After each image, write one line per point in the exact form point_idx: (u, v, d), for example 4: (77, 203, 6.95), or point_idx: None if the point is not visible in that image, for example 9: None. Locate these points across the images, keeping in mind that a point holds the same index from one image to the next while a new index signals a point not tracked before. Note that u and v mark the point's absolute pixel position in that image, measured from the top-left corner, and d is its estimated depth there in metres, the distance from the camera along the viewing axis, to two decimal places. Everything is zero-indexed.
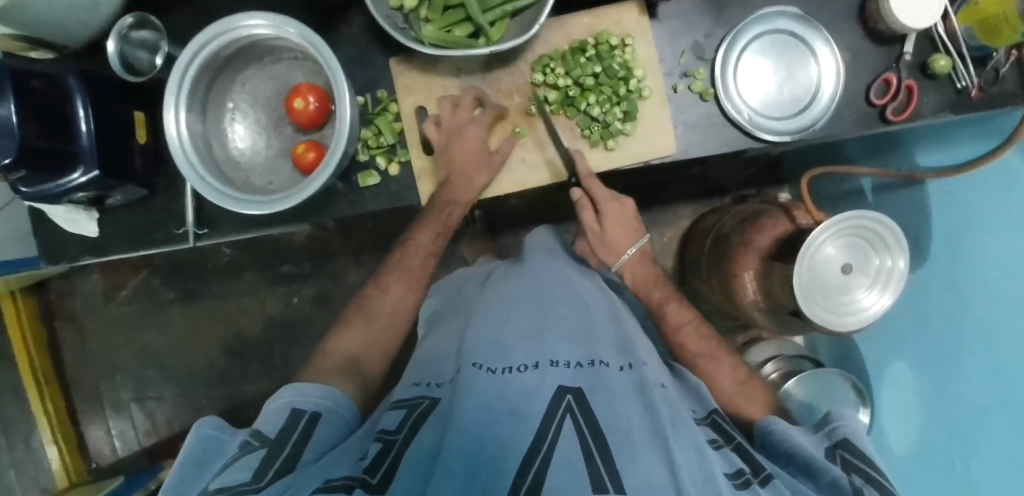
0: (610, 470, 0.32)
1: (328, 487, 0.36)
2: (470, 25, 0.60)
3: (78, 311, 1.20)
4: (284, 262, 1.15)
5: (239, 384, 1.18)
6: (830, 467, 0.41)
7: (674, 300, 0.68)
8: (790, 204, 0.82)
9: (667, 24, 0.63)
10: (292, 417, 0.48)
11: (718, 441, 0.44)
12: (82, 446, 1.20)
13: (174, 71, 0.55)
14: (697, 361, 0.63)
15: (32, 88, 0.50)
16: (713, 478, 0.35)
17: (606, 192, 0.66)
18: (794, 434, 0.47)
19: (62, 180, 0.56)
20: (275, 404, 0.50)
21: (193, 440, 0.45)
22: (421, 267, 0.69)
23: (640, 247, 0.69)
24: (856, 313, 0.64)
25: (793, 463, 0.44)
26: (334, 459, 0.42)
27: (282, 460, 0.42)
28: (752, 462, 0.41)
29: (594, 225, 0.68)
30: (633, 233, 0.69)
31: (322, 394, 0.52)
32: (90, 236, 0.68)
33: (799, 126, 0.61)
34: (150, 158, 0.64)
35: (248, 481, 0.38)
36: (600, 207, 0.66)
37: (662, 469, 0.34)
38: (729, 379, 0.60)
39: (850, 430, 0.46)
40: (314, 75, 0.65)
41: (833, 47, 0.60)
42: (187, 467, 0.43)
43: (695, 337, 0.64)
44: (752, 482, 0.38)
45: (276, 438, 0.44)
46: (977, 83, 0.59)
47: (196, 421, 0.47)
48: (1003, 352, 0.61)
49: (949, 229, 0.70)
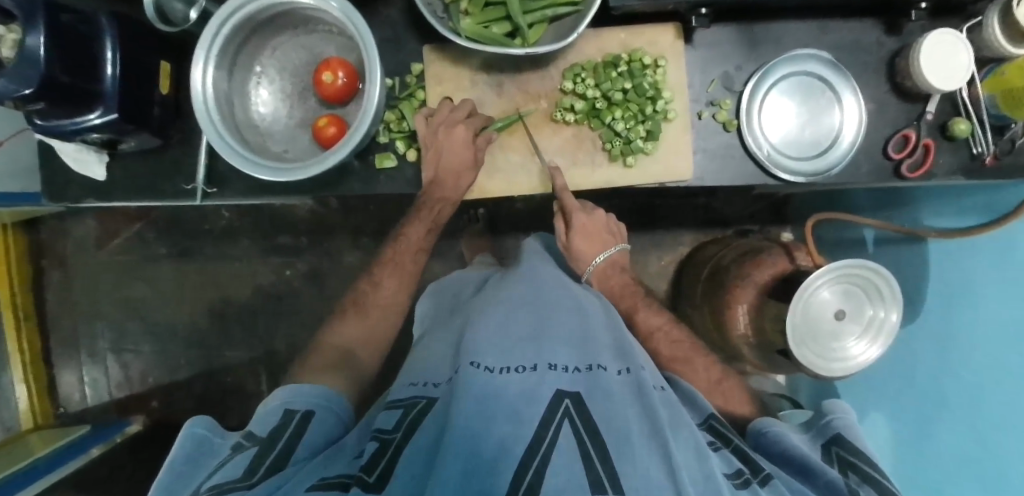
0: (604, 464, 0.35)
1: (325, 484, 0.38)
2: (509, 24, 0.60)
3: (67, 253, 1.18)
4: (281, 233, 1.14)
5: (219, 349, 1.17)
6: (827, 469, 0.46)
7: (646, 307, 0.69)
8: (791, 244, 0.84)
9: (702, 50, 0.64)
10: (284, 416, 0.50)
11: (717, 443, 0.48)
12: (51, 389, 1.18)
13: (206, 29, 0.55)
14: (671, 366, 0.64)
15: (64, 23, 0.49)
16: (714, 478, 0.38)
17: (578, 203, 0.66)
18: (789, 434, 0.51)
19: (79, 118, 0.55)
20: (267, 406, 0.52)
21: (183, 439, 0.47)
22: (418, 259, 0.70)
23: (610, 255, 0.70)
24: (842, 361, 0.64)
25: (790, 464, 0.48)
26: (327, 459, 0.43)
27: (273, 456, 0.44)
28: (751, 463, 0.45)
29: (564, 237, 0.69)
30: (601, 243, 0.69)
31: (313, 392, 0.53)
32: (97, 179, 0.67)
33: (816, 168, 0.62)
34: (169, 110, 0.64)
35: (240, 477, 0.40)
36: (571, 219, 0.67)
37: (662, 470, 0.36)
38: (705, 377, 0.63)
39: (841, 423, 0.52)
40: (345, 50, 0.65)
41: (859, 96, 0.61)
42: (176, 466, 0.44)
43: (668, 343, 0.66)
44: (752, 482, 0.42)
45: (268, 437, 0.46)
46: (992, 151, 0.61)
47: (186, 421, 0.48)
48: (985, 413, 0.61)
49: (944, 288, 0.70)
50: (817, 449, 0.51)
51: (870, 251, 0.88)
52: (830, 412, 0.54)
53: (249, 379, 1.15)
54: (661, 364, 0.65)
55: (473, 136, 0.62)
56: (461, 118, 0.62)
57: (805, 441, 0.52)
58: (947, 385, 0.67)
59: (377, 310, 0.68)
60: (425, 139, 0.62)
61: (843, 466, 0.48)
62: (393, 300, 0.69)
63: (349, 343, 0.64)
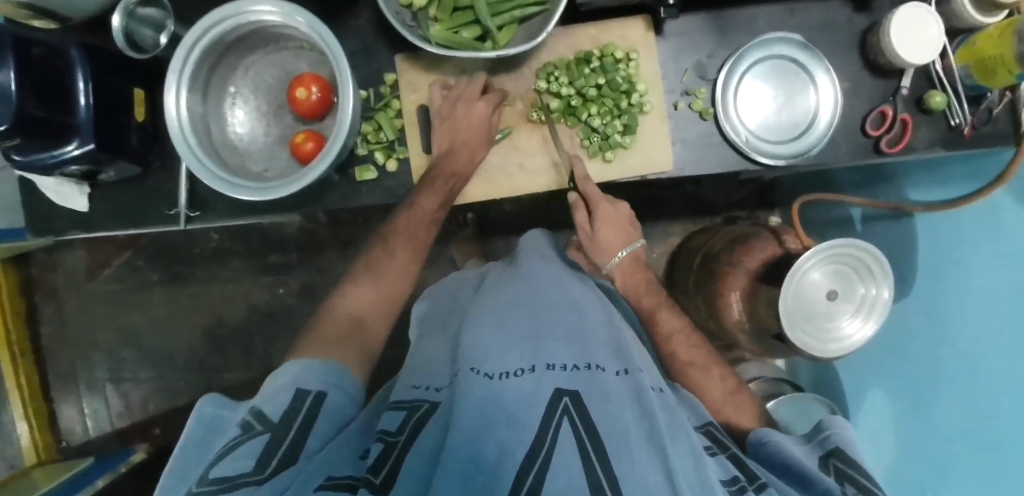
0: (604, 467, 0.35)
1: (332, 485, 0.38)
2: (478, 28, 0.60)
3: (59, 286, 1.18)
4: (271, 252, 1.14)
5: (218, 372, 1.17)
6: (824, 478, 0.45)
7: (666, 308, 0.68)
8: (780, 228, 0.83)
9: (673, 41, 0.64)
10: (295, 398, 0.48)
11: (713, 448, 0.47)
12: (52, 423, 1.18)
13: (177, 52, 0.55)
14: (688, 371, 0.64)
15: (32, 57, 0.49)
16: (709, 483, 0.38)
17: (602, 192, 0.64)
18: (789, 445, 0.51)
19: (59, 150, 0.55)
20: (278, 383, 0.50)
21: (195, 419, 0.48)
22: None
23: (633, 250, 0.69)
24: (836, 341, 0.64)
25: (788, 473, 0.48)
26: (336, 451, 0.43)
27: (285, 447, 0.43)
28: (747, 471, 0.45)
29: (587, 227, 0.67)
30: (625, 236, 0.68)
31: (327, 374, 0.52)
32: (80, 210, 0.67)
33: (794, 151, 0.62)
34: (147, 137, 0.64)
35: (252, 471, 0.39)
36: (595, 209, 0.64)
37: (659, 475, 0.36)
38: (719, 390, 0.62)
39: (840, 439, 0.51)
40: (318, 65, 0.65)
41: (832, 76, 0.61)
42: (189, 450, 0.45)
43: (685, 348, 0.65)
44: (747, 490, 0.42)
45: (278, 422, 0.45)
46: (970, 121, 0.61)
47: (197, 401, 0.49)
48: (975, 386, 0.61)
49: (934, 262, 0.69)
50: (813, 460, 0.50)
51: (859, 229, 0.88)
52: (827, 427, 0.53)
53: (250, 400, 1.15)
54: (676, 373, 0.64)
55: (488, 114, 0.62)
56: (477, 94, 0.62)
57: (803, 450, 0.52)
58: (948, 373, 0.65)
59: None
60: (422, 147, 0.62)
61: (839, 478, 0.48)
62: (405, 270, 0.67)
63: None
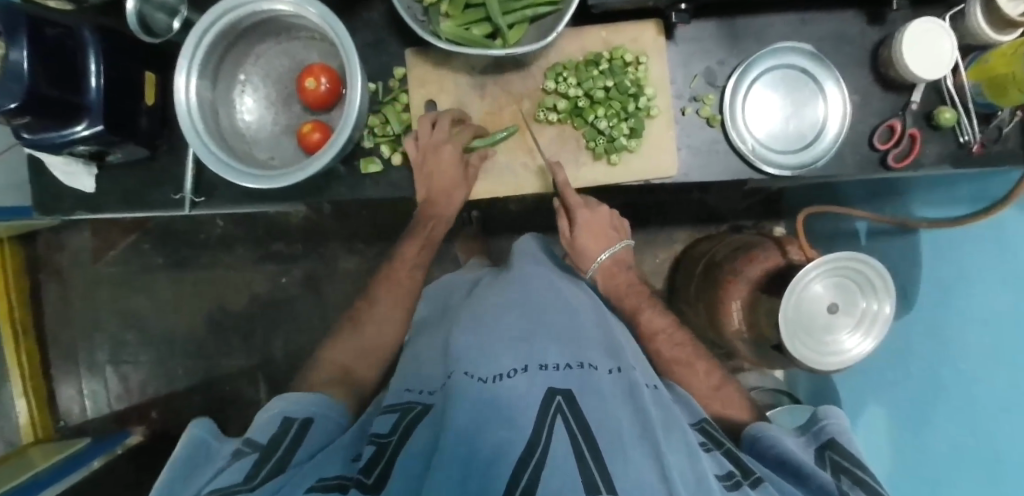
0: (600, 468, 0.34)
1: (324, 485, 0.38)
2: (489, 26, 0.60)
3: (64, 266, 1.19)
4: (275, 241, 1.15)
5: (217, 358, 1.17)
6: (819, 473, 0.45)
7: (649, 307, 0.68)
8: (784, 238, 0.82)
9: (683, 47, 0.64)
10: (283, 423, 0.49)
11: (708, 444, 0.47)
12: (51, 402, 1.19)
13: (189, 37, 0.55)
14: (672, 368, 0.64)
15: (46, 37, 0.50)
16: (704, 479, 0.38)
17: (581, 199, 0.65)
18: (783, 438, 0.51)
19: (67, 130, 0.56)
20: (267, 413, 0.51)
21: (186, 441, 0.47)
22: (414, 272, 0.71)
23: (615, 252, 0.68)
24: (834, 354, 0.64)
25: (783, 468, 0.47)
26: (324, 460, 0.42)
27: (272, 463, 0.42)
28: (742, 466, 0.45)
29: (568, 234, 0.68)
30: (607, 239, 0.68)
31: (315, 402, 0.53)
32: (87, 191, 0.67)
33: (800, 162, 0.62)
34: (156, 120, 0.65)
35: (241, 482, 0.39)
36: (574, 216, 0.66)
37: (652, 470, 0.36)
38: (705, 383, 0.62)
39: (835, 428, 0.52)
40: (328, 56, 0.65)
41: (842, 87, 0.61)
42: (177, 468, 0.43)
43: (669, 346, 0.65)
44: (744, 484, 0.41)
45: (268, 442, 0.45)
46: (979, 139, 0.60)
47: (191, 422, 0.48)
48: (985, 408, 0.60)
49: (936, 280, 0.69)
50: (809, 453, 0.51)
51: (863, 243, 0.88)
52: (824, 417, 0.54)
53: (248, 387, 1.16)
54: (661, 369, 0.65)
55: (460, 153, 0.63)
56: (446, 135, 0.62)
57: (799, 442, 0.52)
58: (947, 387, 0.65)
59: (374, 323, 0.68)
60: (416, 148, 0.63)
61: (835, 470, 0.48)
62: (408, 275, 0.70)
63: (350, 359, 0.64)
